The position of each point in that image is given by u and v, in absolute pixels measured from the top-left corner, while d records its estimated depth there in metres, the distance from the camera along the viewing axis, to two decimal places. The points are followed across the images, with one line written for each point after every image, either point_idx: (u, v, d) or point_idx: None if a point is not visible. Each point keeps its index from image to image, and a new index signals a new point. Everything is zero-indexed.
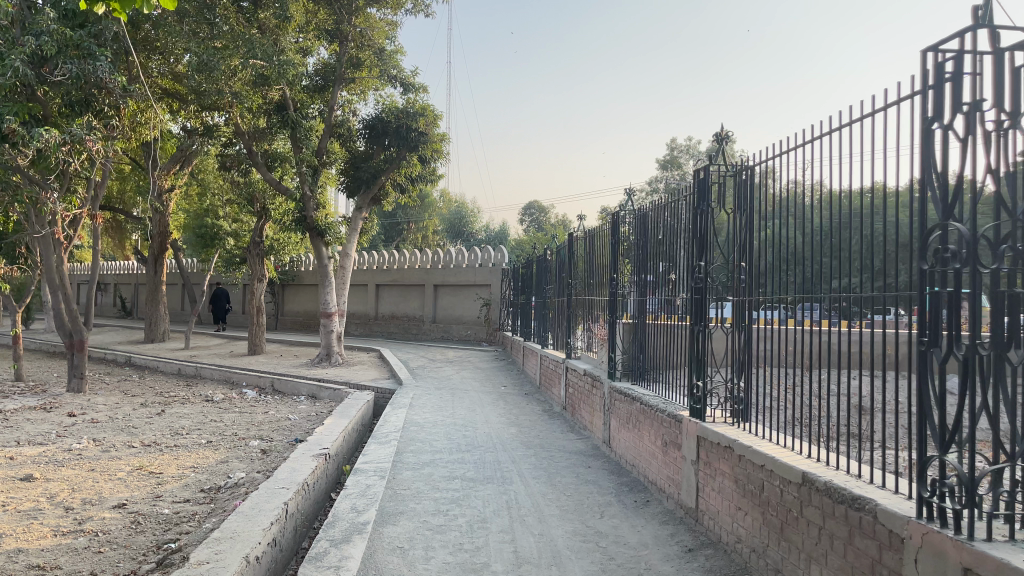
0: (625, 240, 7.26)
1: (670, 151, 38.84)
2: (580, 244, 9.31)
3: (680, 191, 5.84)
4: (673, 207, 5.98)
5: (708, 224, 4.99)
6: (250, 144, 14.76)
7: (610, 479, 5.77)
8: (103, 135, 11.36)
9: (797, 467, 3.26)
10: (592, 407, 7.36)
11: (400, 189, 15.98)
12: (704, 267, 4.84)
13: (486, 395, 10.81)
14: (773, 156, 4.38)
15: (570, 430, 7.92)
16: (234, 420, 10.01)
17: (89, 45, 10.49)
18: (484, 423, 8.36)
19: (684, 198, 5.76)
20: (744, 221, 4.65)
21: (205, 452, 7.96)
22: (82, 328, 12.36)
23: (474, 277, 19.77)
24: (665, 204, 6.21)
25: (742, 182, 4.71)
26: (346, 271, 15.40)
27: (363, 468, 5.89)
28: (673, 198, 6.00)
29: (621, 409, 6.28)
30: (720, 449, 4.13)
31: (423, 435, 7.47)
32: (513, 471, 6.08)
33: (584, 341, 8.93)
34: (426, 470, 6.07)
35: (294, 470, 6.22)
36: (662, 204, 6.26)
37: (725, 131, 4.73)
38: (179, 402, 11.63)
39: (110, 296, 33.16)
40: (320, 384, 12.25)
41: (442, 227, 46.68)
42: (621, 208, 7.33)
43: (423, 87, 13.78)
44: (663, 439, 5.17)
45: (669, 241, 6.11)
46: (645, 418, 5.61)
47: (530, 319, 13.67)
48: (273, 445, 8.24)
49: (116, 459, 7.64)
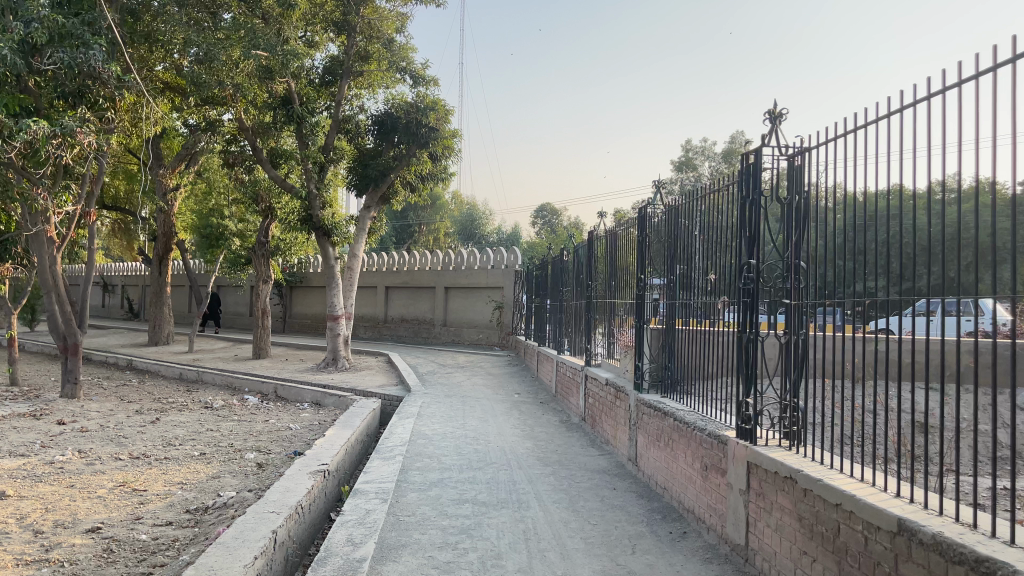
0: (653, 236, 6.59)
1: (685, 153, 38.16)
2: (601, 244, 8.68)
3: (720, 181, 5.16)
4: (710, 199, 5.31)
5: (751, 213, 4.28)
6: (255, 141, 14.23)
7: (639, 505, 5.14)
8: (97, 128, 10.72)
9: (889, 512, 2.62)
10: (616, 420, 6.73)
11: (410, 187, 15.33)
12: (754, 266, 4.12)
13: (499, 404, 10.19)
14: (835, 137, 3.72)
15: (591, 444, 7.28)
16: (232, 429, 9.44)
17: (83, 33, 9.96)
18: (496, 436, 7.75)
19: (725, 188, 5.08)
20: (797, 212, 3.97)
21: (196, 467, 7.38)
22: (77, 331, 11.85)
23: (487, 279, 19.14)
24: (700, 197, 5.53)
25: (796, 168, 4.03)
26: (353, 272, 14.79)
27: (363, 489, 5.28)
28: (711, 188, 5.33)
29: (651, 425, 5.63)
30: (778, 480, 3.49)
31: (431, 450, 6.87)
32: (530, 493, 5.45)
33: (605, 347, 8.31)
34: (433, 492, 5.46)
35: (287, 491, 5.62)
36: (696, 197, 5.59)
37: (777, 109, 4.04)
38: (177, 409, 11.07)
39: (118, 298, 32.76)
40: (325, 390, 11.67)
41: (454, 229, 46.06)
42: (648, 201, 6.67)
43: (434, 80, 13.18)
44: (703, 462, 4.52)
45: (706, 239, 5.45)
46: (679, 437, 4.97)
47: (545, 322, 13.03)
48: (270, 458, 7.67)
49: (100, 474, 7.07)
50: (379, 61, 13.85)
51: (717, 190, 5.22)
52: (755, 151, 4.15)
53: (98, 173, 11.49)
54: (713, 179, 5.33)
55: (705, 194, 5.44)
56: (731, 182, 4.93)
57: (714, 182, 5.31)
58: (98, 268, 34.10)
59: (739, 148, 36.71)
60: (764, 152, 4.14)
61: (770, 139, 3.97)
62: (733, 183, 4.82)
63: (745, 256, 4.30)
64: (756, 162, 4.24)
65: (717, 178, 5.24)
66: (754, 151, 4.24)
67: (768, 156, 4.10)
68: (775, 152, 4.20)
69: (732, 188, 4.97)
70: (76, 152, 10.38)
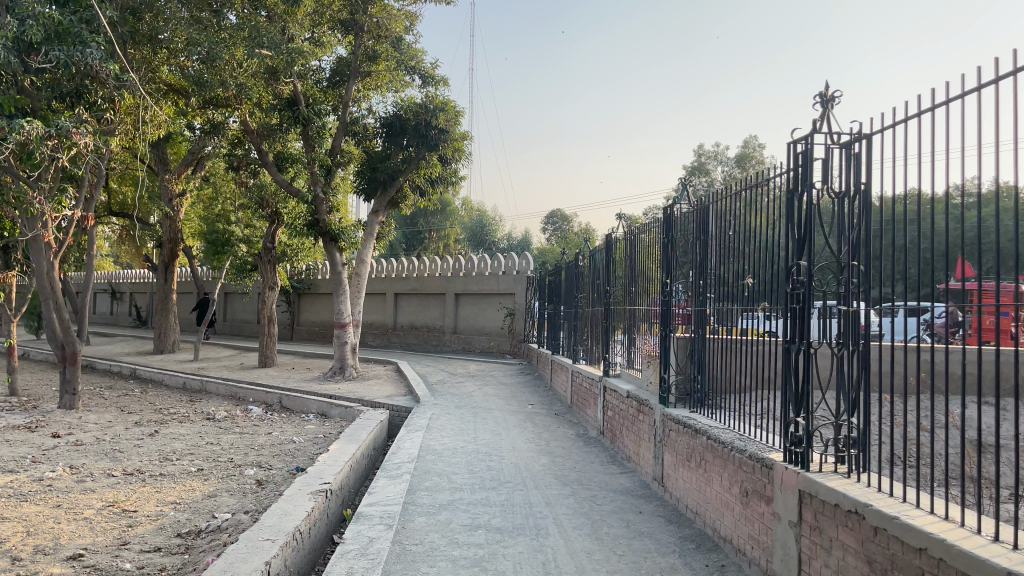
0: (680, 238, 6.12)
1: (698, 158, 37.68)
2: (620, 246, 8.22)
3: (761, 174, 4.67)
4: (748, 195, 4.83)
5: (791, 208, 3.80)
6: (260, 144, 13.84)
7: (669, 532, 4.69)
8: (96, 129, 10.34)
9: (997, 566, 2.21)
10: (639, 435, 6.27)
11: (419, 191, 14.86)
12: (805, 267, 3.60)
13: (513, 416, 9.72)
14: (897, 121, 3.26)
15: (612, 461, 6.82)
16: (232, 443, 9.01)
17: (79, 31, 9.62)
18: (510, 451, 7.29)
19: (768, 180, 4.58)
20: (854, 208, 3.48)
21: (192, 484, 6.97)
22: (76, 339, 11.44)
23: (498, 285, 18.68)
24: (735, 192, 5.04)
25: (853, 156, 3.58)
26: (361, 278, 14.34)
27: (367, 513, 4.85)
28: (750, 183, 4.84)
29: (681, 444, 5.16)
30: (839, 514, 3.04)
31: (441, 467, 6.42)
32: (548, 518, 5.00)
33: (624, 356, 7.84)
34: (443, 516, 5.01)
35: (284, 514, 5.18)
36: (731, 192, 5.09)
37: (829, 90, 3.56)
38: (177, 420, 10.66)
39: (126, 305, 32.44)
40: (331, 401, 11.25)
41: (464, 236, 45.60)
42: (674, 200, 6.17)
43: (444, 80, 12.76)
44: (742, 487, 4.05)
45: (745, 238, 4.96)
46: (713, 458, 4.51)
47: (559, 330, 12.55)
48: (271, 475, 7.26)
49: (90, 493, 6.66)
50: (387, 62, 13.45)
51: (756, 185, 4.73)
52: (796, 140, 3.68)
53: (97, 177, 11.14)
54: (752, 173, 4.85)
55: (740, 190, 4.96)
56: (774, 174, 4.43)
57: (752, 176, 4.83)
58: (107, 276, 33.84)
59: (752, 153, 36.21)
60: (808, 140, 3.65)
61: (823, 125, 3.49)
62: (777, 174, 4.32)
63: (787, 256, 3.82)
64: (797, 151, 3.75)
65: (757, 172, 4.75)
66: (797, 139, 3.75)
67: (813, 144, 3.61)
68: (825, 138, 3.72)
69: (775, 181, 4.47)
70: (73, 154, 9.96)
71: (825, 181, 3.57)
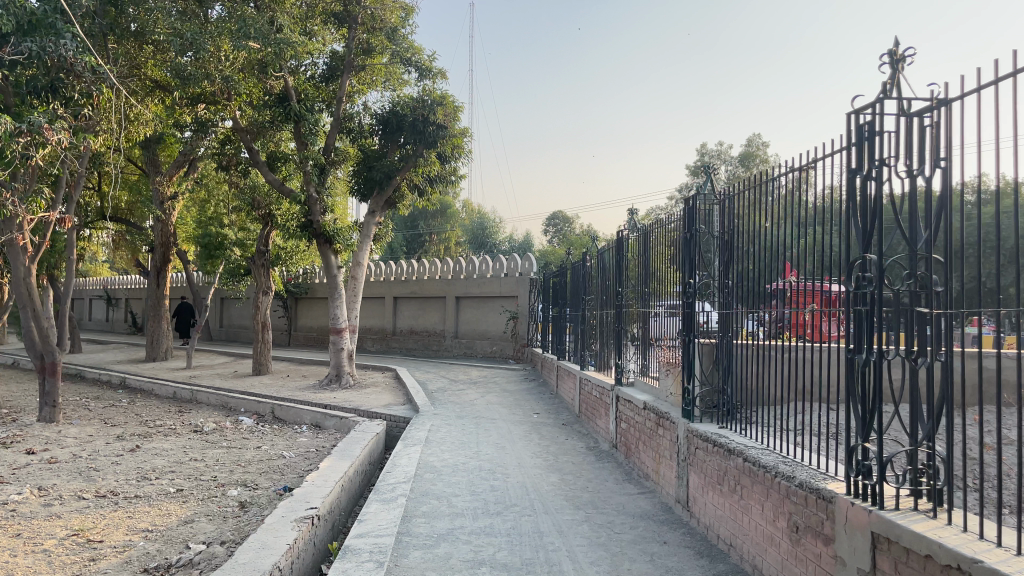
0: (703, 235, 5.50)
1: (701, 157, 37.10)
2: (631, 244, 7.63)
3: (817, 154, 3.98)
4: (799, 180, 4.16)
5: (852, 192, 3.15)
6: (252, 144, 13.23)
7: (701, 569, 4.10)
8: (75, 127, 9.76)
9: None
10: (659, 451, 5.69)
11: (417, 191, 14.25)
12: (872, 263, 2.97)
13: (518, 426, 9.15)
14: (994, 79, 2.63)
15: (628, 479, 6.23)
16: (218, 458, 8.43)
17: (55, 21, 9.04)
18: (516, 467, 6.70)
19: (823, 161, 3.90)
20: (932, 190, 2.86)
21: (167, 508, 6.37)
22: (56, 348, 10.89)
23: (500, 287, 18.09)
24: (781, 177, 4.37)
25: (929, 130, 2.96)
26: (358, 282, 13.70)
27: (355, 547, 4.26)
28: (799, 167, 4.17)
29: (712, 467, 4.53)
30: (931, 568, 2.46)
31: (439, 488, 5.84)
32: (561, 552, 4.42)
33: (639, 363, 7.26)
34: (442, 549, 4.42)
35: (262, 548, 4.59)
36: (777, 179, 4.41)
37: (899, 49, 2.96)
38: (162, 433, 10.07)
39: (121, 311, 31.87)
40: (325, 411, 10.66)
41: (465, 238, 45.00)
42: (698, 189, 5.49)
43: (442, 72, 12.17)
44: (790, 520, 3.45)
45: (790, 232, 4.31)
46: (752, 483, 3.91)
47: (565, 335, 11.95)
48: (256, 496, 6.67)
49: (54, 520, 6.05)
50: (382, 55, 12.88)
51: (810, 167, 4.06)
52: (858, 111, 3.04)
53: (77, 176, 10.59)
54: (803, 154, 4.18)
55: (786, 176, 4.30)
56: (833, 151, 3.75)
57: (803, 157, 4.15)
58: (102, 282, 33.16)
59: (756, 152, 35.64)
60: (871, 110, 3.00)
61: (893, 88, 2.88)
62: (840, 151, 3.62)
63: (846, 251, 3.18)
64: (858, 122, 3.08)
65: (808, 152, 4.08)
66: (858, 109, 3.10)
67: (879, 112, 2.96)
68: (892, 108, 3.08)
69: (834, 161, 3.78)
70: (45, 152, 9.33)
71: (883, 154, 2.94)
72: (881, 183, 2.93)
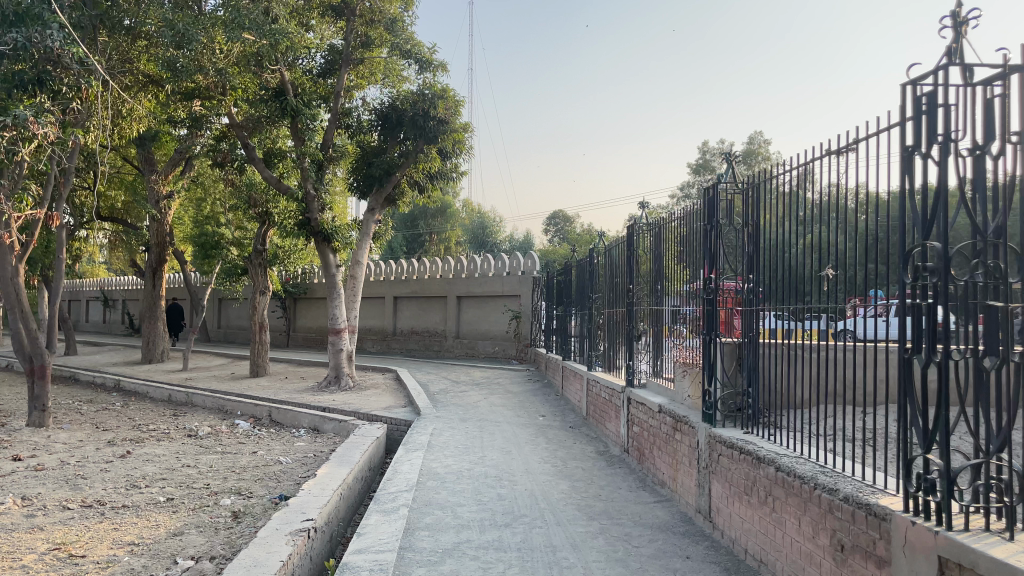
0: (721, 227, 5.17)
1: (703, 155, 36.74)
2: (642, 239, 7.29)
3: (859, 134, 3.54)
4: (837, 164, 3.72)
5: (907, 173, 2.82)
6: (248, 141, 12.87)
7: None
8: (60, 121, 9.36)
9: None
10: (676, 457, 5.36)
11: (417, 188, 13.91)
12: (933, 249, 2.62)
13: (524, 429, 8.81)
14: None
15: (642, 486, 5.91)
16: (212, 464, 8.09)
17: (41, 11, 8.63)
18: (523, 474, 6.38)
19: (862, 144, 3.54)
20: (1004, 167, 2.54)
21: (156, 518, 6.03)
22: (46, 351, 10.55)
23: (502, 286, 17.75)
24: (817, 162, 3.97)
25: (996, 103, 2.65)
26: (357, 281, 13.34)
27: (354, 563, 3.93)
28: (838, 149, 3.74)
29: (738, 475, 4.19)
30: None
31: (444, 498, 5.50)
32: (577, 569, 4.09)
33: (650, 363, 6.93)
34: (449, 566, 4.09)
35: (254, 565, 4.25)
36: (812, 164, 4.01)
37: (963, 11, 2.66)
38: (155, 438, 9.72)
39: (118, 312, 31.47)
40: (324, 415, 10.33)
41: (465, 238, 44.66)
42: (721, 178, 5.12)
43: (443, 65, 11.81)
44: (832, 538, 3.11)
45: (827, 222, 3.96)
46: (786, 496, 3.57)
47: (570, 335, 11.61)
48: (250, 505, 6.34)
49: (36, 532, 5.71)
50: (381, 48, 12.56)
51: (851, 148, 3.63)
52: (916, 80, 2.71)
53: (67, 172, 10.23)
54: (842, 134, 3.75)
55: (823, 160, 3.89)
56: (882, 128, 3.35)
57: (842, 138, 3.72)
58: (98, 283, 32.87)
59: (758, 149, 35.29)
60: (932, 80, 2.68)
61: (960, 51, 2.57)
62: (889, 130, 3.26)
63: (901, 240, 2.84)
64: (915, 95, 2.76)
65: (847, 132, 3.65)
66: (916, 80, 2.78)
67: (942, 82, 2.64)
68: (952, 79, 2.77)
69: (878, 143, 3.44)
70: (32, 147, 9.02)
71: (945, 129, 2.62)
72: (946, 160, 2.60)
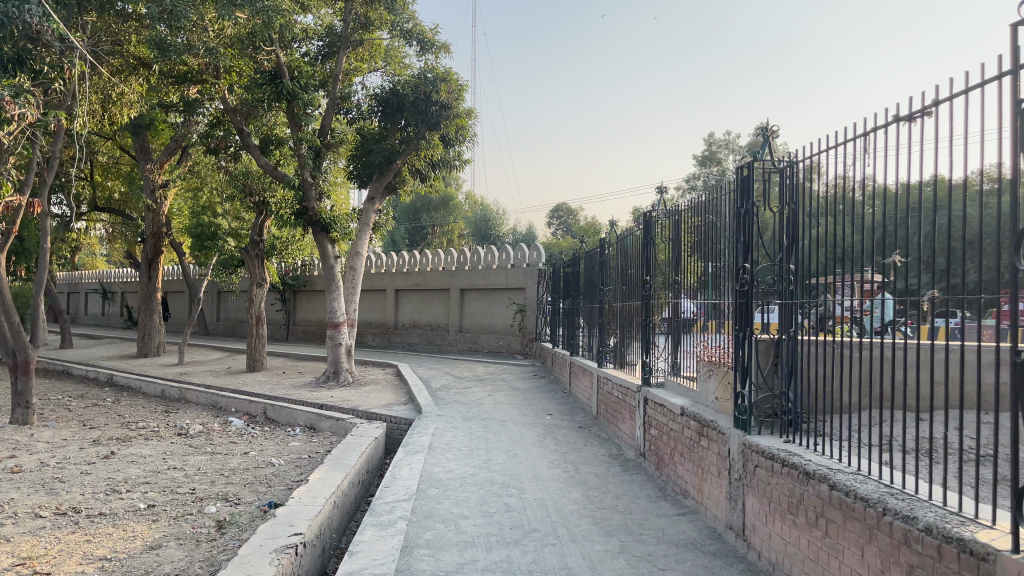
0: (758, 208, 4.62)
1: (710, 146, 36.15)
2: (660, 226, 6.77)
3: (938, 95, 3.04)
4: (907, 132, 3.21)
5: None
6: (242, 126, 12.36)
7: None
8: (40, 102, 8.84)
9: None
10: (702, 465, 4.86)
11: (419, 176, 13.37)
12: None
13: (531, 429, 8.32)
14: None
15: (662, 496, 5.41)
16: (201, 466, 7.61)
17: None
18: (532, 481, 5.88)
19: (943, 106, 3.02)
20: None
21: (134, 529, 5.55)
22: (30, 346, 10.07)
23: (507, 279, 17.23)
24: (880, 132, 3.46)
25: None
26: (357, 273, 12.84)
27: None
28: (907, 115, 3.23)
29: (781, 491, 3.69)
30: None
31: (447, 509, 5.01)
32: None
33: (669, 361, 6.43)
34: None
35: None
36: (874, 134, 3.50)
37: None
38: (143, 437, 9.24)
39: (117, 305, 31.03)
40: (321, 412, 9.84)
41: (469, 231, 44.14)
42: (756, 154, 4.59)
43: (445, 45, 11.28)
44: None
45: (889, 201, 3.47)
46: (842, 520, 3.08)
47: (578, 329, 11.10)
48: (236, 514, 5.85)
49: (1, 545, 5.23)
50: (380, 28, 12.06)
51: (925, 113, 3.12)
52: None
53: (51, 157, 9.73)
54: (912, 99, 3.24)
55: (887, 128, 3.38)
56: (970, 87, 2.86)
57: (913, 103, 3.21)
58: (98, 275, 32.42)
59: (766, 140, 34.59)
60: None
61: None
62: (980, 87, 2.77)
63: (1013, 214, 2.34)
64: None
65: (920, 95, 3.14)
66: None
67: None
68: None
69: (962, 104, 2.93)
70: (12, 129, 8.54)
71: None
72: None
